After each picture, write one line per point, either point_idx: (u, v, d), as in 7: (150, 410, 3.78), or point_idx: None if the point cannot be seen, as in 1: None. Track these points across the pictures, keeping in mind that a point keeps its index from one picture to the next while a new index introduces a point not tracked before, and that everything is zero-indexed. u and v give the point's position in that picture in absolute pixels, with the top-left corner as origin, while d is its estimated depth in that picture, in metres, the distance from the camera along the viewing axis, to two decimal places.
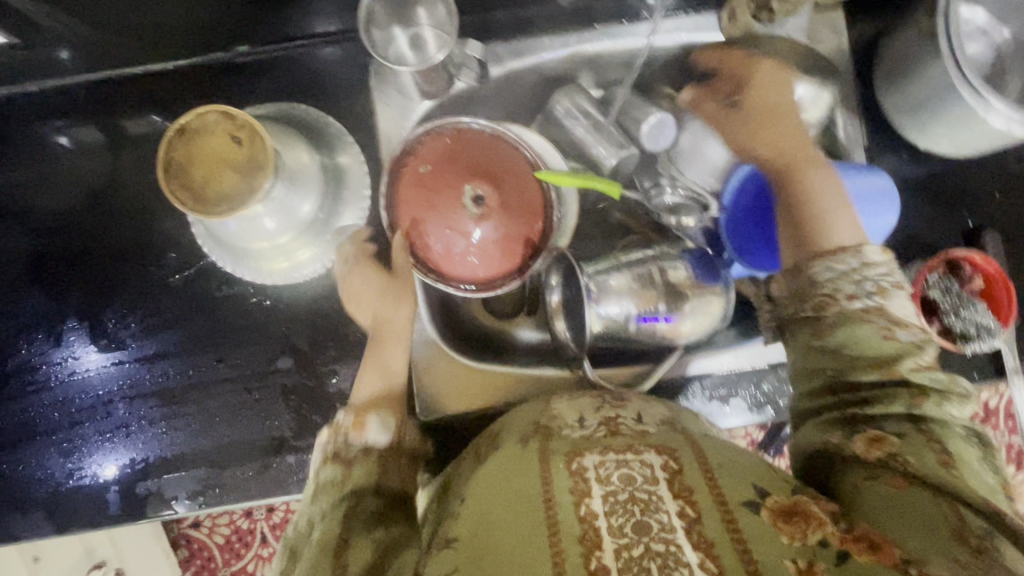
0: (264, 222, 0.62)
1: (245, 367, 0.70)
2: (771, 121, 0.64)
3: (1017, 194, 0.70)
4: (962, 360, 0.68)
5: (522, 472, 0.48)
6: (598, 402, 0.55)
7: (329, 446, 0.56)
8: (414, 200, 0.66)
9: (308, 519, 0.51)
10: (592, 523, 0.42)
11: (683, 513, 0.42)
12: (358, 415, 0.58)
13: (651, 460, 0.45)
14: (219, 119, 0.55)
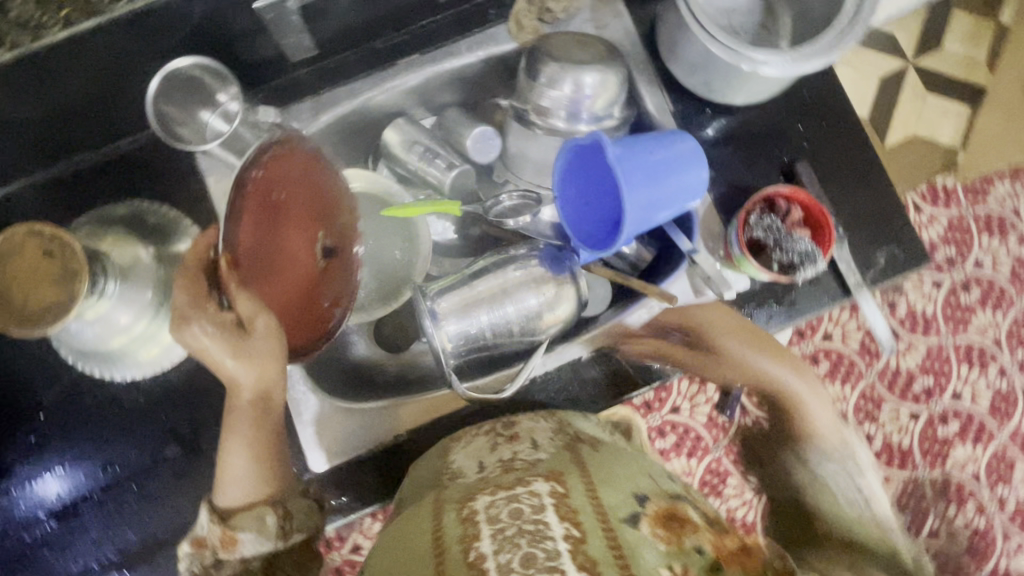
0: (114, 317, 0.65)
1: (136, 463, 0.71)
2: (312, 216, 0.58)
3: (821, 123, 0.75)
4: (808, 286, 0.72)
5: (415, 525, 0.50)
6: (492, 440, 0.63)
7: (196, 562, 0.53)
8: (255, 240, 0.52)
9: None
10: (479, 566, 0.43)
11: (569, 534, 0.45)
12: (226, 531, 0.52)
13: (538, 487, 0.50)
14: (28, 236, 0.57)
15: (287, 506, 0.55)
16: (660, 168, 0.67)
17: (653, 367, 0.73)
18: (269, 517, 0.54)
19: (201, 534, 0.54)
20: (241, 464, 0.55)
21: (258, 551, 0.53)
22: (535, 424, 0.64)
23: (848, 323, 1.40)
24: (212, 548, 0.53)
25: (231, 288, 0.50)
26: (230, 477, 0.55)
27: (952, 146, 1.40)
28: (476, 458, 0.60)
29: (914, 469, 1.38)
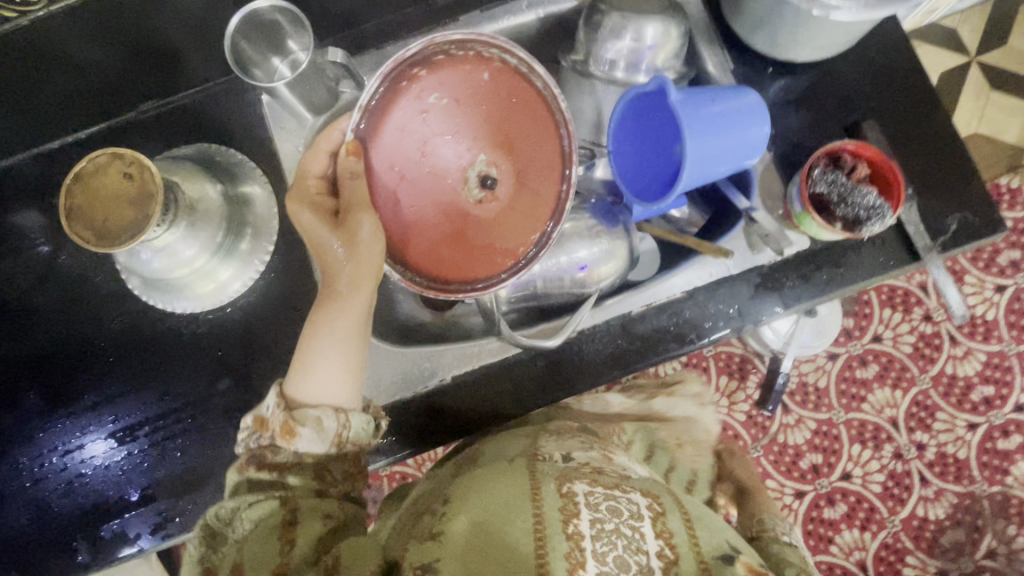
0: (179, 248, 0.67)
1: (190, 394, 0.73)
2: (497, 125, 0.61)
3: (887, 86, 0.73)
4: (871, 249, 0.70)
5: (512, 488, 0.52)
6: (584, 445, 0.63)
7: (253, 443, 0.57)
8: (403, 131, 0.60)
9: (230, 508, 0.54)
10: (578, 543, 0.47)
11: (663, 552, 0.47)
12: (288, 422, 0.56)
13: (637, 498, 0.52)
14: (110, 159, 0.60)
15: (349, 417, 0.59)
16: (721, 122, 0.65)
17: (705, 325, 0.71)
18: (328, 420, 0.57)
19: (264, 416, 0.57)
20: (329, 363, 0.59)
21: (314, 449, 0.57)
22: (630, 467, 0.61)
23: (903, 325, 1.34)
24: (272, 434, 0.56)
25: (386, 199, 0.61)
26: (310, 369, 0.60)
27: (1018, 146, 1.34)
28: (564, 449, 0.61)
29: (972, 483, 1.31)
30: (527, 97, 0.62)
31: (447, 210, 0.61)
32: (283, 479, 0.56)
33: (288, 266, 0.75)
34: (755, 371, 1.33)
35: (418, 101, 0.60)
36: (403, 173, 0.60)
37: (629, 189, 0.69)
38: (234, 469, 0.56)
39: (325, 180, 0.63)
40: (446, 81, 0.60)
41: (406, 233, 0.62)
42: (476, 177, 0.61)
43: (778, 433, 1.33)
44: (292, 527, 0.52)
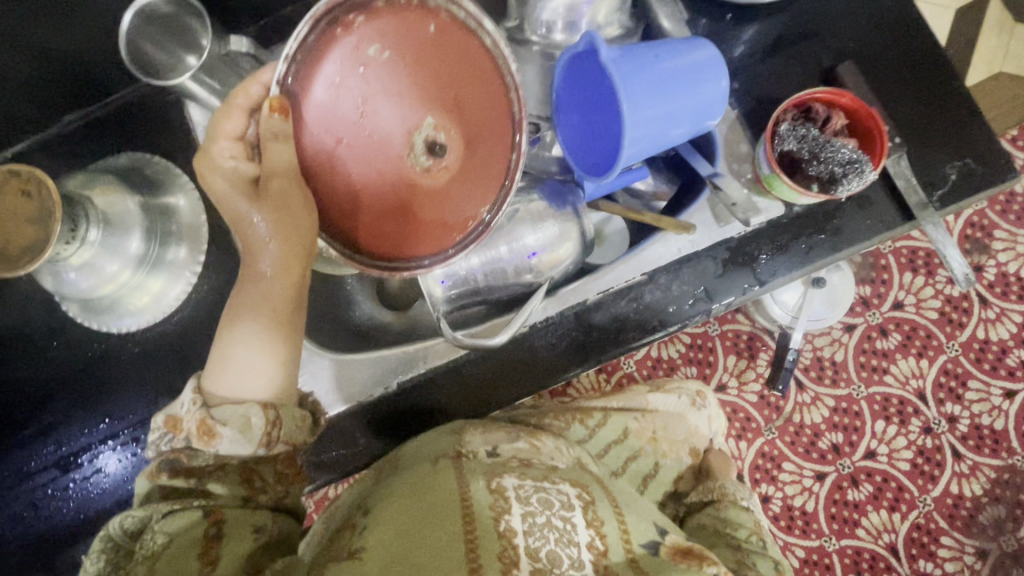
0: (101, 265, 0.63)
1: (137, 414, 0.70)
2: (447, 80, 0.50)
3: (870, 20, 0.64)
4: (859, 209, 0.61)
5: (439, 489, 0.49)
6: (511, 435, 0.59)
7: (165, 443, 0.51)
8: (335, 83, 0.48)
9: (143, 517, 0.50)
10: (511, 541, 0.45)
11: (593, 543, 0.48)
12: (206, 420, 0.50)
13: (567, 489, 0.51)
14: (8, 177, 0.57)
15: (279, 414, 0.53)
16: (672, 79, 0.57)
17: (670, 310, 0.64)
18: (255, 418, 0.51)
19: (178, 416, 0.52)
20: (250, 353, 0.53)
21: (234, 450, 0.50)
22: (556, 448, 0.60)
23: (924, 289, 1.22)
24: (188, 433, 0.51)
25: (316, 168, 0.50)
26: (232, 364, 0.53)
27: None
28: (490, 444, 0.57)
29: (1011, 456, 1.20)
30: (474, 54, 0.51)
31: (393, 182, 0.50)
32: (202, 486, 0.52)
33: (226, 275, 0.71)
34: (764, 348, 1.24)
35: (354, 51, 0.48)
36: (339, 137, 0.49)
37: (581, 164, 0.63)
38: (145, 474, 0.51)
39: (245, 143, 0.52)
40: (387, 29, 0.49)
41: (345, 204, 0.52)
42: (425, 142, 0.50)
43: (793, 413, 1.24)
44: (215, 540, 0.48)
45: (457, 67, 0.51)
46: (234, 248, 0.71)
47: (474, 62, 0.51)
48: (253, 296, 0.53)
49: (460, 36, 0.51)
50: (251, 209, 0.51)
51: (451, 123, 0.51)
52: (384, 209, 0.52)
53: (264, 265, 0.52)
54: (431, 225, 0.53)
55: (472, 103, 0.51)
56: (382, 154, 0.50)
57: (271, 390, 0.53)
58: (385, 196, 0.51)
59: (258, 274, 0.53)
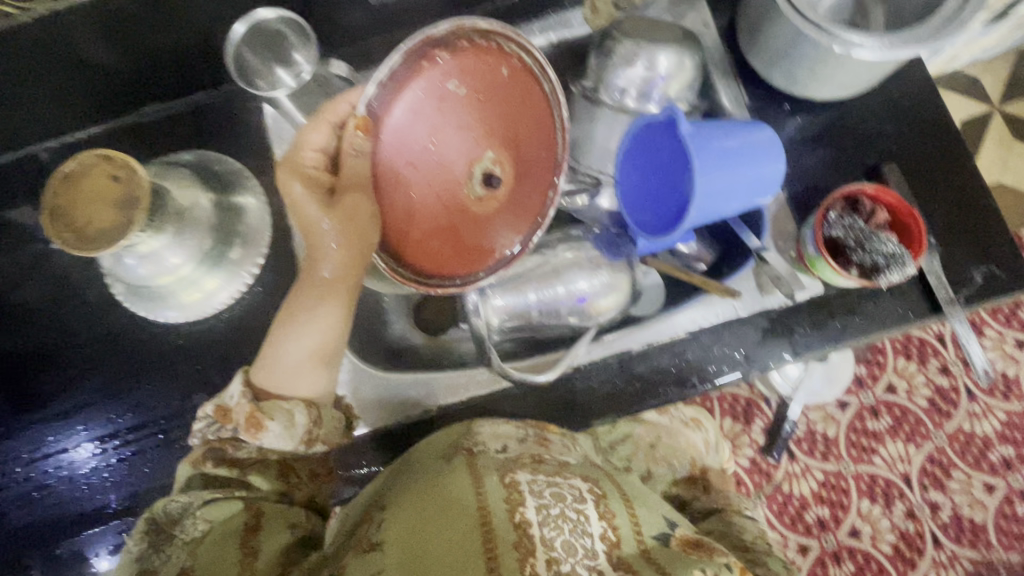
0: (166, 256, 0.65)
1: (162, 406, 0.70)
2: (510, 122, 0.56)
3: (911, 128, 0.70)
4: (889, 297, 0.66)
5: (450, 484, 0.48)
6: (520, 433, 0.58)
7: (207, 435, 0.53)
8: (415, 113, 0.54)
9: (180, 505, 0.50)
10: (527, 531, 0.44)
11: (606, 535, 0.46)
12: (256, 414, 0.52)
13: (579, 484, 0.50)
14: (97, 160, 0.59)
15: (321, 414, 0.56)
16: (733, 158, 0.62)
17: (710, 369, 0.67)
18: (300, 415, 0.54)
19: (224, 407, 0.54)
20: (299, 352, 0.55)
21: (277, 446, 0.53)
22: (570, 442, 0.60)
23: (917, 375, 1.28)
24: (235, 425, 0.53)
25: (383, 184, 0.56)
26: (283, 361, 0.55)
27: None
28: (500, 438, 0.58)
29: (988, 549, 1.23)
30: (536, 101, 0.56)
31: (446, 205, 0.56)
32: (243, 477, 0.53)
33: (277, 279, 0.73)
34: (761, 415, 1.27)
35: (435, 86, 0.54)
36: (408, 159, 0.55)
37: (635, 218, 0.66)
38: (185, 463, 0.53)
39: (326, 155, 0.57)
40: (468, 69, 0.55)
41: (401, 219, 0.57)
42: (481, 174, 0.56)
43: (783, 482, 1.26)
44: (255, 532, 0.49)
45: (518, 111, 0.56)
46: (288, 255, 0.73)
47: (533, 108, 0.56)
48: (307, 302, 0.56)
49: (527, 84, 0.56)
50: (320, 215, 0.54)
51: (505, 160, 0.56)
52: (432, 227, 0.57)
53: (324, 271, 0.55)
54: (468, 247, 0.57)
55: (523, 143, 0.57)
56: (441, 178, 0.56)
57: (316, 391, 0.56)
58: (436, 215, 0.56)
59: (315, 277, 0.56)
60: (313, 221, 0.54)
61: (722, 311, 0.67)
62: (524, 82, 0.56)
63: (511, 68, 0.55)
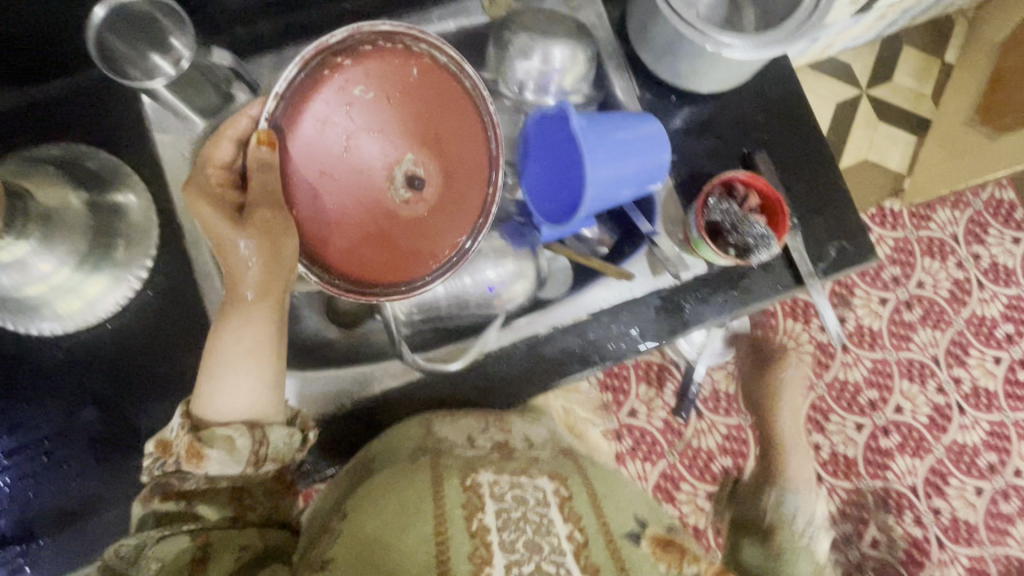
0: (34, 263, 0.60)
1: (46, 424, 0.65)
2: (427, 121, 0.56)
3: (779, 118, 0.78)
4: (762, 274, 0.74)
5: (412, 491, 0.49)
6: (482, 423, 0.63)
7: (158, 466, 0.52)
8: (324, 121, 0.54)
9: (133, 547, 0.49)
10: (483, 539, 0.45)
11: (573, 536, 0.46)
12: (194, 444, 0.49)
13: (544, 484, 0.51)
14: None
15: (267, 433, 0.52)
16: (628, 148, 0.66)
17: (609, 347, 0.72)
18: (241, 439, 0.50)
19: (166, 440, 0.51)
20: (230, 377, 0.51)
21: (227, 473, 0.50)
22: (528, 429, 0.64)
23: (801, 334, 1.44)
24: (177, 459, 0.50)
25: (300, 198, 0.54)
26: (214, 388, 0.51)
27: (898, 171, 1.49)
28: (465, 431, 0.61)
29: (859, 479, 1.40)
30: (449, 98, 0.57)
31: (371, 208, 0.55)
32: (193, 508, 0.51)
33: (169, 281, 0.68)
34: (671, 379, 1.39)
35: (339, 92, 0.54)
36: (322, 169, 0.54)
37: (537, 209, 0.69)
38: (138, 500, 0.51)
39: (232, 171, 0.55)
40: (374, 72, 0.55)
41: (323, 231, 0.55)
42: (403, 175, 0.56)
43: (692, 438, 1.38)
44: (202, 564, 0.47)
45: (434, 109, 0.56)
46: (179, 255, 0.69)
47: (451, 105, 0.57)
48: (235, 326, 0.51)
49: (439, 83, 0.57)
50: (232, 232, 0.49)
51: (428, 158, 0.56)
52: (363, 234, 0.55)
53: (245, 293, 0.51)
54: (410, 250, 0.56)
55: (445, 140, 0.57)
56: (364, 184, 0.54)
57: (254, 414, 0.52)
58: (365, 222, 0.55)
59: (238, 295, 0.51)
60: (222, 244, 0.50)
61: (619, 292, 0.72)
62: (438, 81, 0.57)
63: (418, 66, 0.56)
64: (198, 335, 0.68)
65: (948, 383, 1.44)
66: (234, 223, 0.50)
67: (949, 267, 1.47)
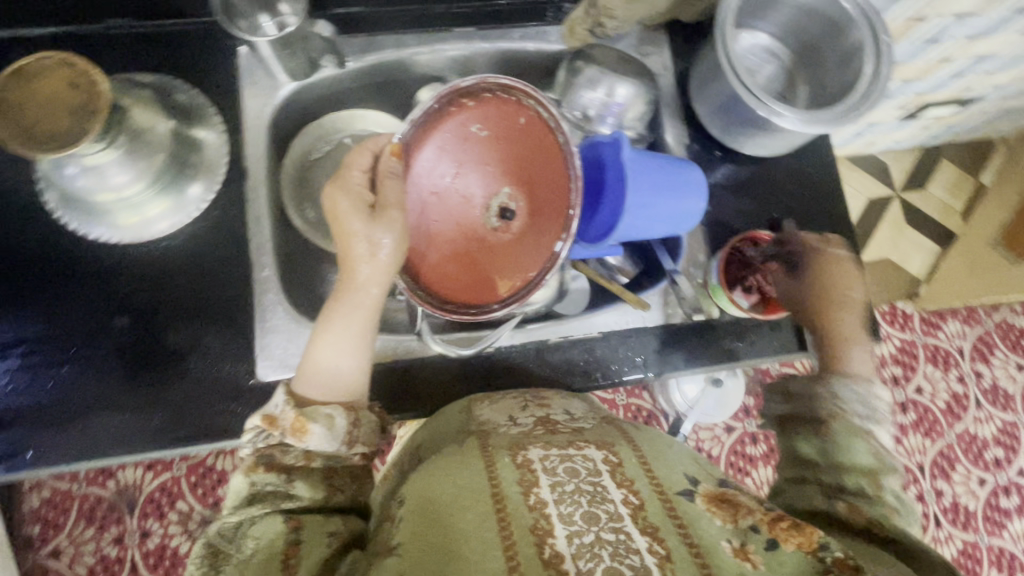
0: (110, 173, 0.64)
1: (80, 323, 0.69)
2: (525, 163, 0.62)
3: (812, 193, 0.83)
4: (769, 332, 0.78)
5: (466, 474, 0.51)
6: (522, 401, 0.65)
7: (257, 444, 0.55)
8: (443, 150, 0.62)
9: (233, 523, 0.52)
10: (542, 512, 0.46)
11: (628, 499, 0.47)
12: (301, 418, 0.55)
13: (593, 455, 0.52)
14: (60, 64, 0.58)
15: (359, 416, 0.59)
16: (671, 187, 0.70)
17: (612, 368, 0.75)
18: (339, 418, 0.57)
19: (270, 415, 0.55)
20: (333, 358, 0.59)
21: (323, 449, 0.55)
22: (569, 402, 0.66)
23: None
24: (282, 431, 0.55)
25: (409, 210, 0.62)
26: (319, 368, 0.59)
27: (917, 276, 1.53)
28: (507, 413, 0.63)
29: None
30: (547, 146, 0.60)
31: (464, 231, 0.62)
32: (288, 485, 0.54)
33: (223, 218, 0.73)
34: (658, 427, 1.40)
35: (459, 127, 0.62)
36: (433, 190, 0.62)
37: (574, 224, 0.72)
38: (240, 475, 0.54)
39: (370, 175, 0.59)
40: (490, 114, 0.62)
41: (420, 243, 0.62)
42: (497, 207, 0.62)
43: None
44: (297, 547, 0.50)
45: (534, 154, 0.61)
46: (238, 196, 0.74)
47: (550, 151, 0.60)
48: (349, 312, 0.60)
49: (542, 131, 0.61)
50: (373, 228, 0.57)
51: (521, 199, 0.62)
52: (452, 252, 0.62)
53: (373, 290, 0.59)
54: (487, 274, 0.61)
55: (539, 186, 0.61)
56: (462, 207, 0.62)
57: (351, 395, 0.59)
58: (456, 241, 0.62)
59: (353, 284, 0.59)
60: (352, 244, 0.57)
61: (632, 318, 0.76)
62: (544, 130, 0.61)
63: (525, 111, 0.61)
64: (238, 273, 0.72)
65: (931, 494, 1.43)
66: (372, 219, 0.57)
67: (950, 379, 1.48)
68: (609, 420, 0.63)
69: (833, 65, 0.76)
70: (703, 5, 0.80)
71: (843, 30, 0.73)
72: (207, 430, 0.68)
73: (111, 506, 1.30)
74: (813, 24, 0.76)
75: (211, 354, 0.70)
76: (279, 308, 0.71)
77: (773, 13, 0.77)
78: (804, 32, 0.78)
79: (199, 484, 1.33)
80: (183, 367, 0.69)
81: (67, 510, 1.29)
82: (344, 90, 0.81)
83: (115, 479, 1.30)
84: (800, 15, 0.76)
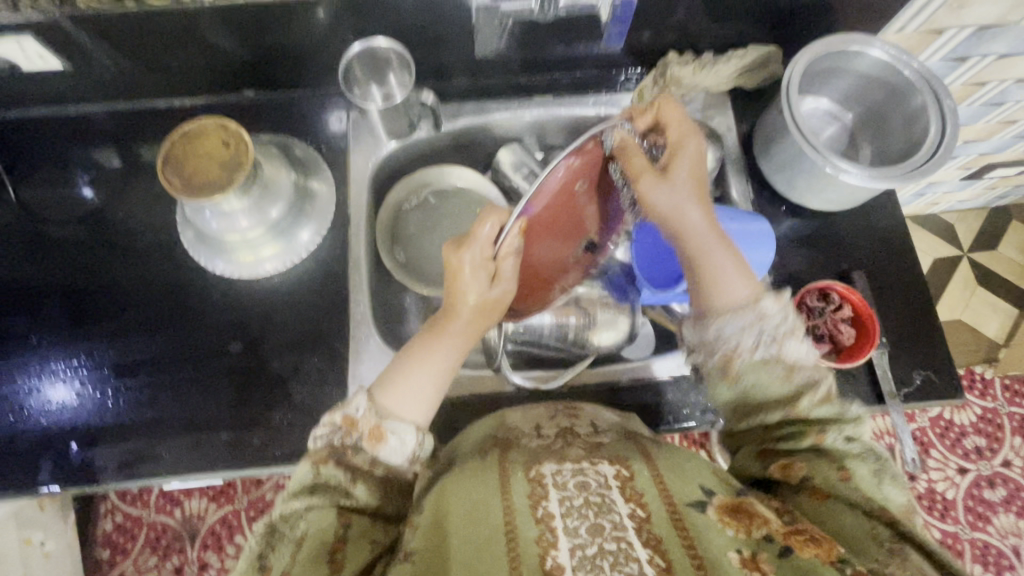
0: (239, 217, 0.75)
1: (199, 348, 0.78)
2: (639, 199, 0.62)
3: (881, 247, 0.84)
4: (843, 384, 0.78)
5: (480, 486, 0.53)
6: (551, 412, 0.68)
7: (321, 445, 0.59)
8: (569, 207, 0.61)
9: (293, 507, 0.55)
10: (549, 526, 0.47)
11: (634, 513, 0.48)
12: (379, 428, 0.59)
13: (606, 470, 0.53)
14: (215, 128, 0.70)
15: (425, 438, 0.62)
16: (735, 238, 0.74)
17: (683, 411, 0.76)
18: (410, 436, 0.60)
19: (354, 418, 0.59)
20: (421, 379, 0.63)
21: (389, 461, 0.59)
22: (598, 414, 0.68)
23: None
24: (359, 437, 0.59)
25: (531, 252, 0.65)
26: (405, 384, 0.63)
27: (995, 340, 1.45)
28: (534, 423, 0.66)
29: None
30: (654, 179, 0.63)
31: (643, 169, 0.60)
32: (349, 486, 0.57)
33: (324, 258, 0.82)
34: None
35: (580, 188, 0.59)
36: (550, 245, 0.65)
37: (645, 272, 0.74)
38: (306, 463, 0.58)
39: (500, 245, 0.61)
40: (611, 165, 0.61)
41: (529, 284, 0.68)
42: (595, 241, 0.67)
43: None
44: (342, 548, 0.52)
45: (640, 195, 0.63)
46: (340, 241, 0.83)
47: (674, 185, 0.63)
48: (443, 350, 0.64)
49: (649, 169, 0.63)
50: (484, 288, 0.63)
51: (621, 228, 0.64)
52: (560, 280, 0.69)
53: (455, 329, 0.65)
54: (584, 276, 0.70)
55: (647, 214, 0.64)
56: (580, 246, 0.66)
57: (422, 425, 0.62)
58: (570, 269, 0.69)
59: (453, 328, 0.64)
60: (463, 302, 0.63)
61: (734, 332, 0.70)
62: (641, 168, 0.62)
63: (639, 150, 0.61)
64: (334, 307, 0.80)
65: None
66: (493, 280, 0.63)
67: None
68: (630, 432, 0.64)
69: (898, 127, 0.80)
70: (765, 74, 0.86)
71: (905, 95, 0.77)
72: (299, 453, 0.73)
73: (176, 536, 1.35)
74: (875, 89, 0.81)
75: (307, 380, 0.76)
76: (370, 340, 0.78)
77: (833, 81, 0.83)
78: (865, 97, 0.83)
79: (257, 520, 1.36)
80: (284, 392, 0.75)
81: (135, 537, 1.35)
82: (434, 149, 0.91)
83: (183, 509, 1.36)
84: (859, 83, 0.81)
